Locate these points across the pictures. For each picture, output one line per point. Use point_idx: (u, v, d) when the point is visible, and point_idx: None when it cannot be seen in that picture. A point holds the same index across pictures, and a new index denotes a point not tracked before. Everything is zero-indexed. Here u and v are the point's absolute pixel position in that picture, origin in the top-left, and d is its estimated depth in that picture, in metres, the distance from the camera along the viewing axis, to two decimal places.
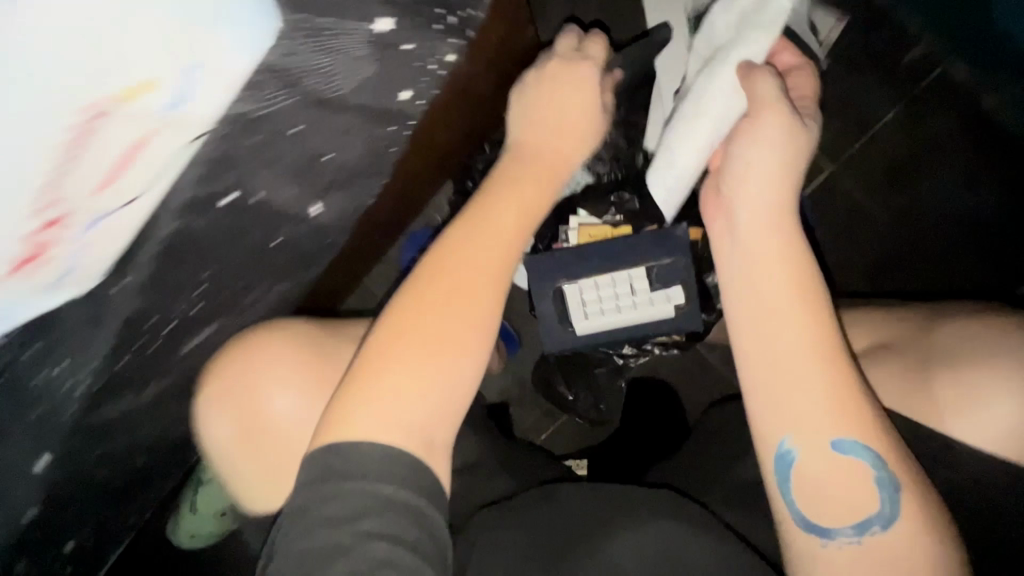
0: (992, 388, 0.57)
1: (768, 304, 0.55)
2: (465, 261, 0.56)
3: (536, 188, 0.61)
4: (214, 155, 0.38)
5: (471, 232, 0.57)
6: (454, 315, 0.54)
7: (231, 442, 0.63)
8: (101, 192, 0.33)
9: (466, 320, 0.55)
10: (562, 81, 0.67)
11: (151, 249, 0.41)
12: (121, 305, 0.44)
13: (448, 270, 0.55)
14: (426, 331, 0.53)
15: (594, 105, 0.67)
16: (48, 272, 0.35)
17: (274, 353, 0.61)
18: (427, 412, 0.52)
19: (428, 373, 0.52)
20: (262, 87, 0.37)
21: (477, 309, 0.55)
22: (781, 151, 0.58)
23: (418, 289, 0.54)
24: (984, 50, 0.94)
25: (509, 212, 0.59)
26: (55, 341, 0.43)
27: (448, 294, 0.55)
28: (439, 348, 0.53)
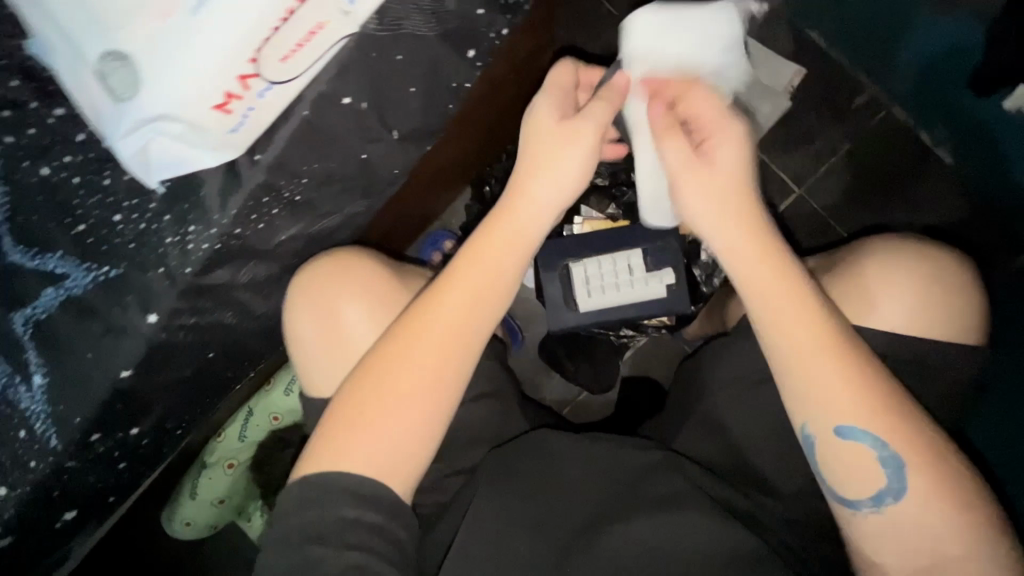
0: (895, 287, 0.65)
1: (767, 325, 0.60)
2: (423, 332, 0.61)
3: (498, 251, 0.63)
4: (351, 58, 0.55)
5: (429, 307, 0.61)
6: (426, 367, 0.60)
7: (316, 343, 0.67)
8: (286, 60, 0.52)
9: (437, 375, 0.60)
10: (532, 130, 0.64)
11: (290, 128, 0.57)
12: (253, 176, 0.58)
13: (407, 345, 0.60)
14: (391, 406, 0.59)
15: (571, 132, 0.62)
16: (231, 120, 0.53)
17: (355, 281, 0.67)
18: (423, 440, 0.61)
19: (405, 428, 0.60)
20: (389, 14, 0.55)
21: (443, 369, 0.61)
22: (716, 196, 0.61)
23: (381, 365, 0.60)
24: (916, 94, 0.99)
25: (466, 281, 0.62)
26: (192, 208, 0.58)
27: (409, 365, 0.60)
28: (415, 389, 0.60)
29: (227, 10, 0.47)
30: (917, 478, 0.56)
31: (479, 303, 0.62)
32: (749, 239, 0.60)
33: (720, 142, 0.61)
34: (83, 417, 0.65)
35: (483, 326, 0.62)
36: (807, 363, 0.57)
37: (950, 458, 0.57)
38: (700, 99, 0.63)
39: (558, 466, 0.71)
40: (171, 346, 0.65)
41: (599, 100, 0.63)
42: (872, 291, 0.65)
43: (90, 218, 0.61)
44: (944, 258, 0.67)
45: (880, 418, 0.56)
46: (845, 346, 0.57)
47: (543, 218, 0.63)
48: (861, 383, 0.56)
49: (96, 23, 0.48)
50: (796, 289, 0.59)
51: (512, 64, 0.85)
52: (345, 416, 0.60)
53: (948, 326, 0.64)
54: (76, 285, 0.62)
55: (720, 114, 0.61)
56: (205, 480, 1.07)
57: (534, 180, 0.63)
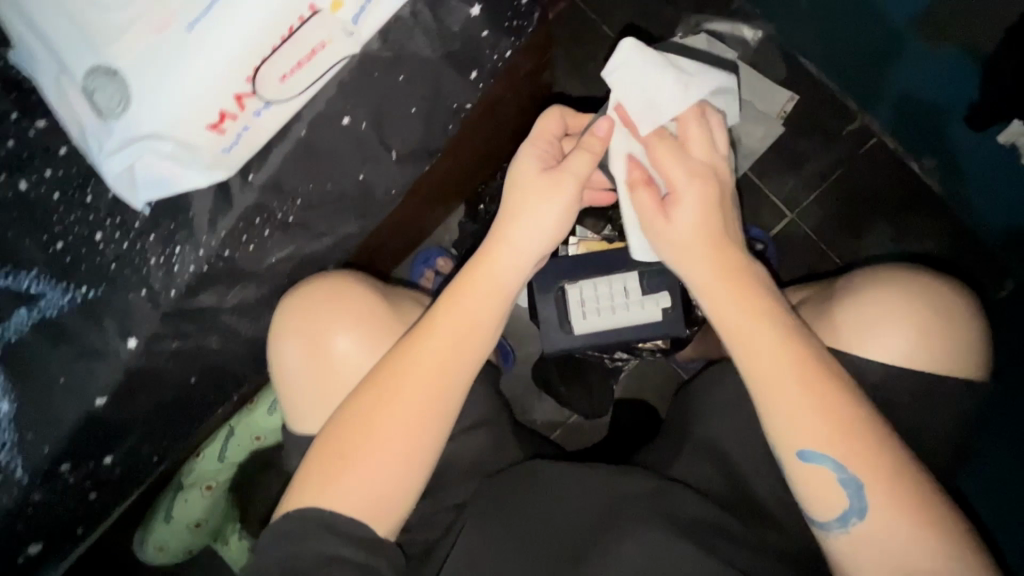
0: (900, 324, 0.64)
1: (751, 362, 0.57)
2: (392, 388, 0.58)
3: (477, 301, 0.60)
4: (352, 79, 0.55)
5: (399, 360, 0.59)
6: (401, 409, 0.57)
7: (304, 371, 0.64)
8: (285, 80, 0.51)
9: (409, 431, 0.57)
10: (513, 179, 0.62)
11: (286, 148, 0.56)
12: (244, 198, 0.57)
13: (376, 401, 0.57)
14: (359, 463, 0.56)
15: (552, 181, 0.60)
16: (224, 139, 0.52)
17: (342, 308, 0.64)
18: (395, 493, 0.57)
19: (376, 485, 0.57)
20: (393, 35, 0.55)
21: (416, 425, 0.58)
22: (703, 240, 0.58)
23: (350, 421, 0.58)
24: (904, 129, 1.00)
25: (440, 332, 0.59)
26: (179, 227, 0.57)
27: (378, 423, 0.57)
28: (387, 428, 0.57)
29: (226, 28, 0.47)
30: (876, 497, 0.54)
31: (454, 354, 0.59)
32: (723, 296, 0.58)
33: (688, 206, 0.58)
34: (53, 446, 0.61)
35: (459, 378, 0.59)
36: (783, 414, 0.56)
37: (938, 506, 0.54)
38: (669, 159, 0.59)
39: (554, 499, 0.69)
40: (151, 371, 0.62)
41: (582, 150, 0.61)
42: (871, 321, 0.64)
43: (70, 234, 0.59)
44: (946, 291, 0.65)
45: (860, 470, 0.54)
46: (825, 401, 0.55)
47: (524, 267, 0.61)
48: (843, 439, 0.54)
49: (90, 41, 0.47)
50: (776, 342, 0.56)
51: (514, 82, 0.81)
52: (317, 474, 0.57)
53: (948, 358, 0.63)
54: (50, 306, 0.59)
55: (689, 175, 0.58)
56: (180, 503, 0.96)
57: (514, 229, 0.60)
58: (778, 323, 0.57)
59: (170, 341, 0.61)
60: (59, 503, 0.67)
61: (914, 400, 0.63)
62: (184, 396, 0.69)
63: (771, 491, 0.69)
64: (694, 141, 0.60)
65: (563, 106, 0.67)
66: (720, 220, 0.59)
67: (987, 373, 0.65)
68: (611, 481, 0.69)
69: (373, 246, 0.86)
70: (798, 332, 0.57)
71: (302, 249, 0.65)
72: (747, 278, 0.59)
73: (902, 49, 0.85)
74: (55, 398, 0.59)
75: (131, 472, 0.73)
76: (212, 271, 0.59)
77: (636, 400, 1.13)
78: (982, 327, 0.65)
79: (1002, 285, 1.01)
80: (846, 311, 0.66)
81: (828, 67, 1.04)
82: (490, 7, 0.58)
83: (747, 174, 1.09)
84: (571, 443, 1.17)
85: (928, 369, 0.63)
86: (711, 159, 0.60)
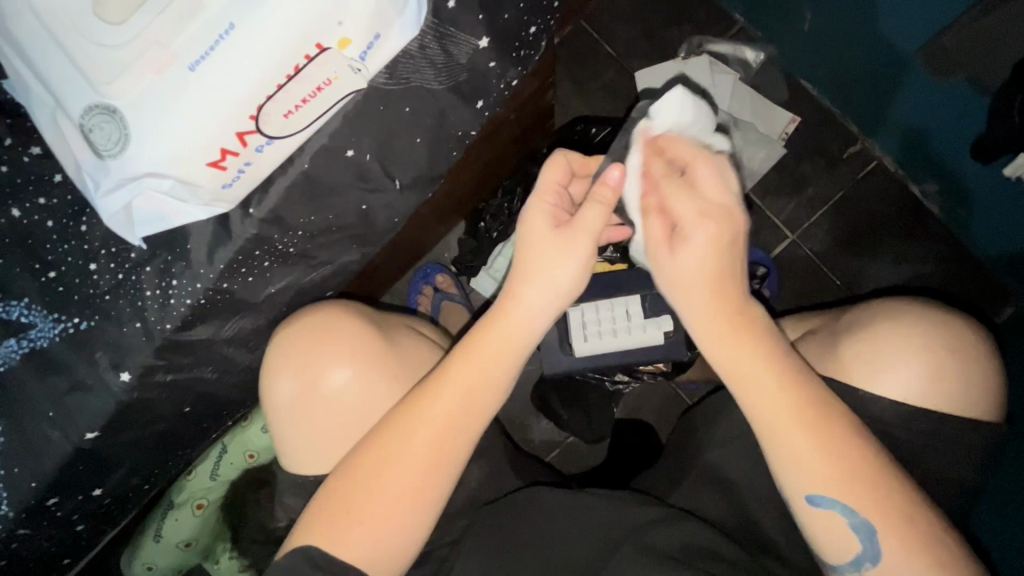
0: (911, 359, 0.62)
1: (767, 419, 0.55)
2: (397, 441, 0.56)
3: (488, 355, 0.58)
4: (356, 112, 0.54)
5: (405, 413, 0.57)
6: (413, 464, 0.56)
7: (298, 411, 0.63)
8: (288, 116, 0.51)
9: (414, 486, 0.56)
10: (523, 230, 0.59)
11: (287, 180, 0.55)
12: (243, 230, 0.56)
13: (380, 454, 0.56)
14: (363, 514, 0.55)
15: (566, 238, 0.58)
16: (225, 176, 0.51)
17: (342, 349, 0.63)
18: (402, 542, 0.56)
19: (381, 535, 0.55)
20: (400, 68, 0.54)
21: (422, 480, 0.56)
22: (716, 278, 0.55)
23: (356, 471, 0.56)
24: (907, 155, 0.99)
25: (449, 383, 0.57)
26: (176, 259, 0.56)
27: (382, 475, 0.56)
28: (399, 483, 0.56)
29: (230, 70, 0.46)
30: (899, 538, 0.53)
31: (460, 409, 0.57)
32: (735, 350, 0.55)
33: (699, 250, 0.54)
34: (41, 480, 0.59)
35: (467, 434, 0.57)
36: (803, 469, 0.54)
37: (953, 554, 0.53)
38: (679, 200, 0.55)
39: (554, 530, 0.67)
40: (143, 405, 0.60)
41: (595, 201, 0.57)
42: (882, 356, 0.63)
43: (63, 264, 0.57)
44: (962, 329, 0.64)
45: (874, 520, 0.53)
46: (838, 454, 0.54)
47: (537, 322, 0.59)
48: (857, 493, 0.53)
49: (88, 80, 0.46)
50: (788, 397, 0.54)
51: (519, 104, 0.78)
52: (323, 524, 0.55)
53: (961, 398, 0.62)
54: (42, 337, 0.57)
55: (700, 216, 0.54)
56: (170, 522, 0.92)
57: (530, 287, 0.58)
58: (800, 386, 0.55)
59: (163, 373, 0.60)
60: (43, 535, 0.65)
61: (917, 441, 0.62)
62: (177, 426, 0.67)
63: (782, 531, 0.67)
64: (703, 182, 0.55)
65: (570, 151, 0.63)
66: (733, 265, 0.55)
67: (1000, 414, 0.64)
68: (610, 513, 0.67)
69: (370, 268, 0.84)
70: (819, 395, 0.55)
71: (297, 277, 0.63)
72: (761, 327, 0.56)
73: (910, 75, 0.84)
74: (42, 432, 0.58)
75: (119, 502, 0.71)
76: (208, 303, 0.58)
77: (636, 420, 1.09)
78: (998, 366, 0.64)
79: (1002, 310, 1.00)
80: (859, 345, 0.64)
81: (830, 90, 1.02)
82: (496, 38, 0.57)
83: (748, 195, 1.07)
84: (568, 466, 1.12)
85: (940, 404, 0.62)
86: (725, 200, 0.55)
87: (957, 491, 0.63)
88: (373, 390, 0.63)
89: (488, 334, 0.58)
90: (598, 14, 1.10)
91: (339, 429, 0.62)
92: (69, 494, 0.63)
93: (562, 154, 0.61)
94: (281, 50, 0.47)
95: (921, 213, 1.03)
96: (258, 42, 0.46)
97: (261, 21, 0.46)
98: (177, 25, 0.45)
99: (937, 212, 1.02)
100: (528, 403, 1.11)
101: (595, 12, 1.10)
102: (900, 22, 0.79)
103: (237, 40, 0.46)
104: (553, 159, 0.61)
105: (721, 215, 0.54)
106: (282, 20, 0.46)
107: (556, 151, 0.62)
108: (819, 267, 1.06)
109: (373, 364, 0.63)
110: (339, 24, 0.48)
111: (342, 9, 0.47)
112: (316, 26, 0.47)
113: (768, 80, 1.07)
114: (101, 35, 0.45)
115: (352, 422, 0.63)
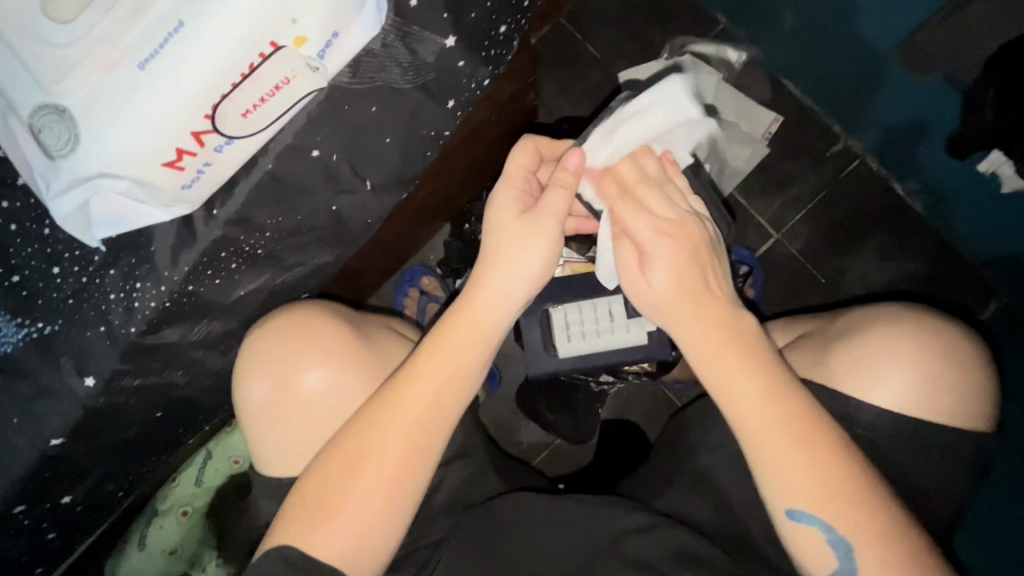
0: (898, 368, 0.62)
1: (742, 411, 0.55)
2: (369, 440, 0.55)
3: (460, 347, 0.57)
4: (320, 110, 0.54)
5: (379, 409, 0.56)
6: (383, 461, 0.55)
7: (270, 409, 0.62)
8: (246, 115, 0.50)
9: (391, 480, 0.55)
10: (491, 221, 0.59)
11: (251, 182, 0.55)
12: (208, 232, 0.55)
13: (354, 453, 0.55)
14: (334, 517, 0.54)
15: (533, 224, 0.57)
16: (184, 176, 0.51)
17: (315, 346, 0.62)
18: (381, 539, 0.55)
19: (359, 535, 0.54)
20: (364, 66, 0.54)
21: (395, 477, 0.55)
22: (685, 280, 0.55)
23: (330, 470, 0.55)
24: (889, 158, 0.99)
25: (422, 376, 0.57)
26: (141, 262, 0.55)
27: (357, 475, 0.55)
28: (371, 481, 0.55)
29: (182, 69, 0.46)
30: (874, 538, 0.53)
31: (433, 402, 0.56)
32: (719, 354, 0.56)
33: (665, 266, 0.55)
34: (5, 488, 0.58)
35: (439, 426, 0.57)
36: (777, 462, 0.54)
37: (920, 542, 0.53)
38: (635, 216, 0.57)
39: (537, 533, 0.66)
40: (111, 409, 0.60)
41: (557, 186, 0.58)
42: (870, 366, 0.63)
43: (26, 267, 0.57)
44: (956, 338, 0.63)
45: (846, 512, 0.53)
46: (811, 447, 0.53)
47: (508, 311, 0.58)
48: (833, 482, 0.53)
49: (37, 80, 0.46)
50: (765, 387, 0.55)
51: (497, 106, 0.78)
52: (296, 523, 0.54)
53: (948, 406, 0.62)
54: (5, 341, 0.56)
55: (657, 235, 0.56)
56: (154, 530, 0.91)
57: (497, 274, 0.58)
58: (773, 379, 0.55)
59: (130, 378, 0.59)
60: (10, 544, 0.63)
61: (896, 438, 0.62)
62: (148, 431, 0.66)
63: (764, 531, 0.66)
64: (652, 199, 0.58)
65: (538, 137, 0.63)
66: (701, 267, 0.56)
67: (990, 425, 0.63)
68: (588, 515, 0.67)
69: (350, 271, 0.83)
70: (791, 386, 0.55)
71: (268, 278, 0.63)
72: (734, 322, 0.56)
73: (886, 75, 0.84)
74: (5, 439, 0.57)
75: (90, 510, 0.70)
76: (175, 305, 0.57)
77: (624, 421, 1.08)
78: (986, 372, 0.63)
79: (986, 305, 1.00)
80: (844, 352, 0.64)
81: (809, 90, 1.03)
82: (463, 37, 0.57)
83: (732, 195, 1.07)
84: (558, 468, 1.11)
85: (929, 412, 0.62)
86: (678, 212, 0.57)
87: (942, 487, 0.62)
88: (345, 385, 0.62)
89: (459, 330, 0.58)
90: (580, 17, 1.10)
91: (314, 425, 0.62)
92: (35, 503, 0.62)
93: (530, 138, 0.62)
94: (233, 48, 0.46)
95: (905, 213, 1.03)
96: (208, 42, 0.45)
97: (209, 18, 0.45)
98: (125, 24, 0.45)
99: (924, 214, 1.02)
100: (515, 406, 1.10)
101: (576, 14, 1.10)
102: (874, 20, 0.79)
103: (186, 39, 0.45)
104: (522, 145, 0.61)
105: (686, 222, 0.57)
106: (231, 18, 0.45)
107: (522, 140, 0.62)
108: (804, 265, 1.06)
109: (349, 360, 0.62)
110: (293, 21, 0.47)
111: (296, 6, 0.46)
112: (267, 25, 0.46)
113: (750, 80, 1.07)
114: (48, 34, 0.45)
115: (325, 419, 0.62)
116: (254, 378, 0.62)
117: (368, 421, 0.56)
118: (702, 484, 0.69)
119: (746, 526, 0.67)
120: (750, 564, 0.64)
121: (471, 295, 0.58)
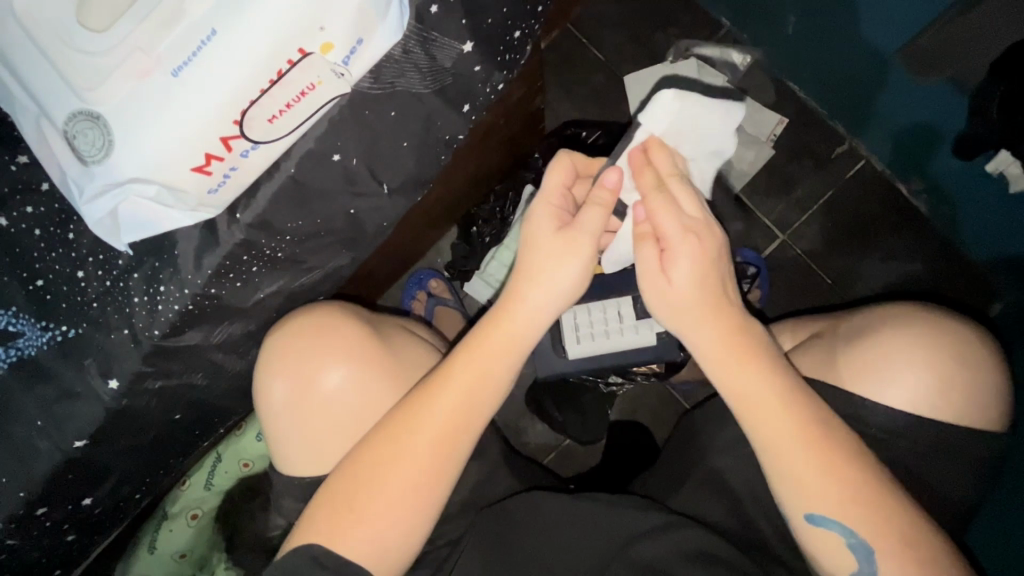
0: (913, 370, 0.62)
1: (768, 416, 0.55)
2: (406, 444, 0.56)
3: (495, 358, 0.57)
4: (341, 116, 0.55)
5: (414, 414, 0.56)
6: (418, 468, 0.55)
7: (292, 414, 0.63)
8: (273, 121, 0.51)
9: (415, 484, 0.55)
10: (529, 233, 0.59)
11: (273, 186, 0.56)
12: (231, 235, 0.56)
13: (380, 453, 0.56)
14: (365, 517, 0.55)
15: (569, 241, 0.57)
16: (210, 181, 0.52)
17: (348, 356, 0.63)
18: (405, 541, 0.56)
19: (389, 536, 0.55)
20: (384, 73, 0.55)
21: (425, 484, 0.56)
22: (702, 287, 0.56)
23: (355, 469, 0.56)
24: (896, 160, 1.00)
25: (451, 382, 0.57)
26: (164, 265, 0.56)
27: (382, 477, 0.55)
28: (404, 489, 0.55)
29: (214, 76, 0.47)
30: (894, 534, 0.53)
31: (468, 411, 0.57)
32: (731, 361, 0.56)
33: (685, 269, 0.55)
34: (29, 490, 0.59)
35: (467, 437, 0.57)
36: (795, 462, 0.54)
37: (928, 534, 0.54)
38: (665, 214, 0.56)
39: (554, 534, 0.67)
40: (132, 412, 0.60)
41: (595, 204, 0.57)
42: (885, 369, 0.63)
43: (51, 272, 0.58)
44: (971, 338, 0.64)
45: (855, 504, 0.54)
46: (832, 453, 0.54)
47: (540, 324, 0.58)
48: (846, 478, 0.54)
49: (72, 89, 0.47)
50: (775, 384, 0.56)
51: (506, 109, 0.78)
52: (327, 523, 0.55)
53: (962, 408, 0.62)
54: (29, 345, 0.57)
55: (684, 231, 0.55)
56: (163, 534, 0.91)
57: (534, 287, 0.57)
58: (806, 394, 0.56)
59: (151, 381, 0.59)
60: (33, 546, 0.64)
61: (912, 440, 0.62)
62: (166, 433, 0.67)
63: (778, 530, 0.66)
64: (683, 197, 0.57)
65: (575, 154, 0.61)
66: (721, 274, 0.57)
67: (1003, 424, 0.64)
68: (604, 515, 0.67)
69: (361, 274, 0.84)
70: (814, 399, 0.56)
71: (286, 281, 0.63)
72: (749, 331, 0.57)
73: (890, 77, 0.85)
74: (30, 442, 0.58)
75: (110, 512, 0.70)
76: (196, 308, 0.58)
77: (633, 421, 1.08)
78: (999, 372, 0.64)
79: (993, 304, 1.01)
80: (859, 356, 0.65)
81: (814, 92, 1.04)
82: (478, 42, 0.58)
83: (738, 196, 1.08)
84: (567, 469, 1.11)
85: (943, 412, 0.62)
86: (704, 216, 0.57)
87: (956, 484, 0.62)
88: (375, 392, 0.63)
89: (502, 350, 0.58)
90: (584, 21, 1.11)
91: (339, 430, 0.62)
92: (56, 504, 0.62)
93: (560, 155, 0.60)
94: (260, 55, 0.47)
95: (914, 215, 1.04)
96: (238, 50, 0.46)
97: (239, 27, 0.46)
98: (158, 33, 0.46)
99: (929, 214, 1.03)
100: (524, 407, 1.10)
101: (581, 19, 1.11)
102: (881, 23, 0.80)
103: (216, 47, 0.46)
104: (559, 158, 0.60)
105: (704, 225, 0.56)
106: (259, 26, 0.46)
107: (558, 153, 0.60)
108: (811, 266, 1.07)
109: (386, 372, 0.63)
110: (321, 28, 0.48)
111: (323, 15, 0.48)
112: (295, 32, 0.47)
113: (755, 83, 1.08)
114: (84, 43, 0.46)
115: (349, 423, 0.62)
116: (285, 383, 0.63)
117: (402, 428, 0.56)
118: (717, 482, 0.70)
119: (762, 525, 0.67)
120: (766, 563, 0.65)
121: (506, 312, 0.58)
